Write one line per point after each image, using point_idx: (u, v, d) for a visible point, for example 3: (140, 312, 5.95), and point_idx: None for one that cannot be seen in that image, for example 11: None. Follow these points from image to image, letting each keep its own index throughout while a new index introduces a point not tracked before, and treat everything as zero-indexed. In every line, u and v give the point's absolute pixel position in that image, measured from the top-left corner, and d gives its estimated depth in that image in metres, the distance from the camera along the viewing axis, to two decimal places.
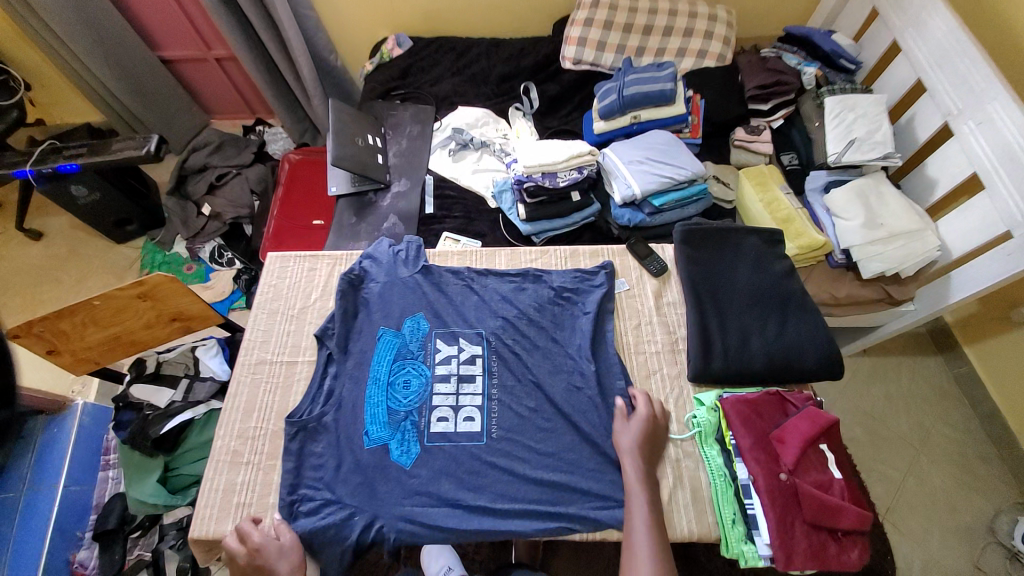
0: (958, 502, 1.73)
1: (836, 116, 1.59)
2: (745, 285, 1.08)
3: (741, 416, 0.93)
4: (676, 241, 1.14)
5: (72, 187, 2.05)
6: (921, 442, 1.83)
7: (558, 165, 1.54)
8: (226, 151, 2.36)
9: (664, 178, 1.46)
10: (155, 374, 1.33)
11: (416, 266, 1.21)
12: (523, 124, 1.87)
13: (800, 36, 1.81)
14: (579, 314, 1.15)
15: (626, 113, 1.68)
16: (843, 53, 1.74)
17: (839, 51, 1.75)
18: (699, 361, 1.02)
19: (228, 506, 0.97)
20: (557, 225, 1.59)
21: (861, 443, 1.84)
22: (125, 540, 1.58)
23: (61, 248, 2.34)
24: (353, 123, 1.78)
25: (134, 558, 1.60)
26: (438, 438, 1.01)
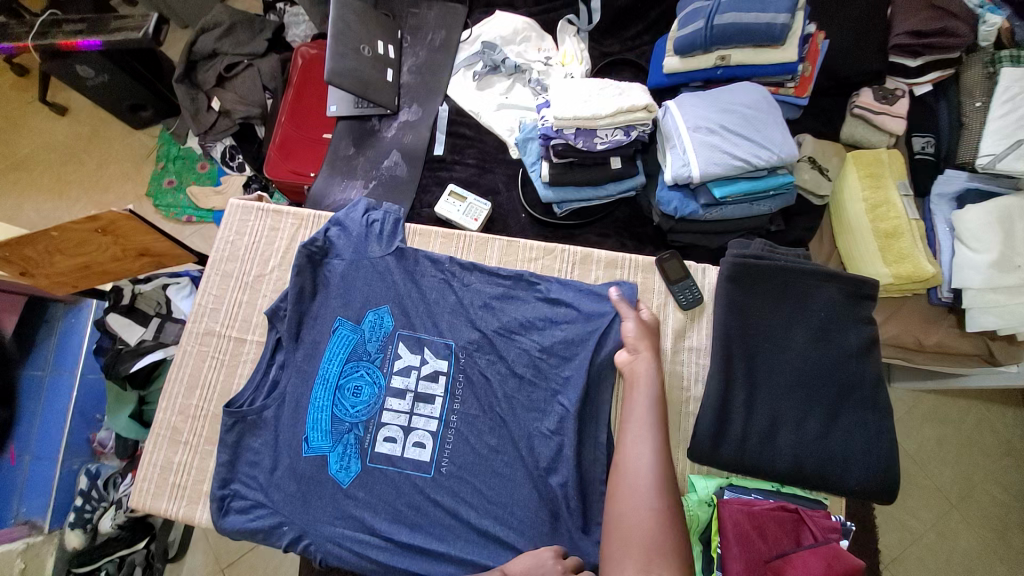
0: (980, 572, 1.50)
1: (1009, 99, 1.15)
2: (798, 354, 0.81)
3: (738, 530, 0.73)
4: (720, 275, 0.85)
5: (77, 67, 1.88)
6: (964, 501, 1.56)
7: (600, 120, 1.16)
8: (236, 35, 2.05)
9: (735, 161, 1.08)
10: (129, 307, 1.26)
11: (390, 246, 1.00)
12: (573, 45, 1.43)
13: None
14: (584, 332, 0.91)
15: (712, 51, 1.22)
16: None
17: None
18: (707, 444, 0.79)
19: (163, 484, 0.92)
20: (586, 195, 1.27)
21: None
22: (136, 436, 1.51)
23: (85, 127, 2.26)
24: (360, 25, 1.44)
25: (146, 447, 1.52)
26: (381, 460, 0.89)
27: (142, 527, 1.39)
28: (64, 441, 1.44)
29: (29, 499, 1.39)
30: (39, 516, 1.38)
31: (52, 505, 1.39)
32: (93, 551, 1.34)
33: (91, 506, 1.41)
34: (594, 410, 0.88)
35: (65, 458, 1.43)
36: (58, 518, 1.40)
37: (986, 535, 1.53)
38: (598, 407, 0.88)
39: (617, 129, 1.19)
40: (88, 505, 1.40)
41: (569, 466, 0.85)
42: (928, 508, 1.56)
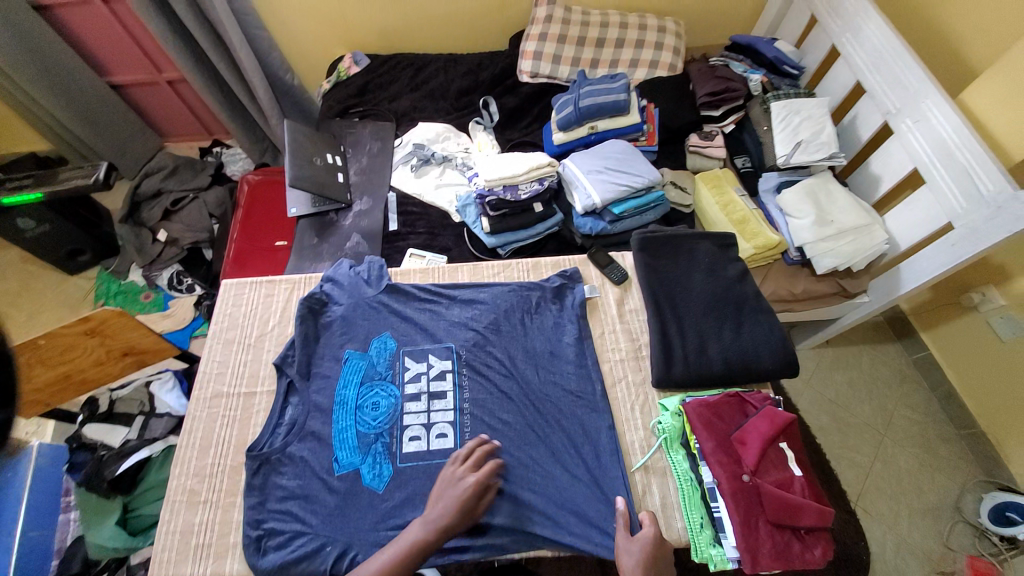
0: (924, 483, 1.77)
1: (783, 120, 1.70)
2: (701, 290, 1.12)
3: (703, 420, 0.97)
4: (635, 248, 1.17)
5: (18, 220, 1.94)
6: (887, 426, 1.88)
7: (519, 177, 1.55)
8: (181, 175, 2.28)
9: (623, 187, 1.49)
10: (109, 413, 1.28)
11: (380, 286, 1.20)
12: (485, 137, 1.89)
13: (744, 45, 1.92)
14: (560, 312, 1.17)
15: (584, 123, 1.72)
16: (785, 60, 1.85)
17: (781, 58, 1.85)
18: (661, 367, 1.05)
19: (186, 548, 0.92)
20: (521, 236, 1.59)
21: (828, 431, 1.87)
22: None
23: (9, 283, 2.22)
24: (310, 143, 1.77)
25: None
26: (412, 457, 1.00)
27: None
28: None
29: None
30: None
31: None
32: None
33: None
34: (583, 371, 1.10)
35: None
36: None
37: (918, 452, 1.82)
38: (587, 366, 1.09)
39: (533, 181, 1.58)
40: None
41: (573, 409, 1.05)
42: (863, 441, 1.85)
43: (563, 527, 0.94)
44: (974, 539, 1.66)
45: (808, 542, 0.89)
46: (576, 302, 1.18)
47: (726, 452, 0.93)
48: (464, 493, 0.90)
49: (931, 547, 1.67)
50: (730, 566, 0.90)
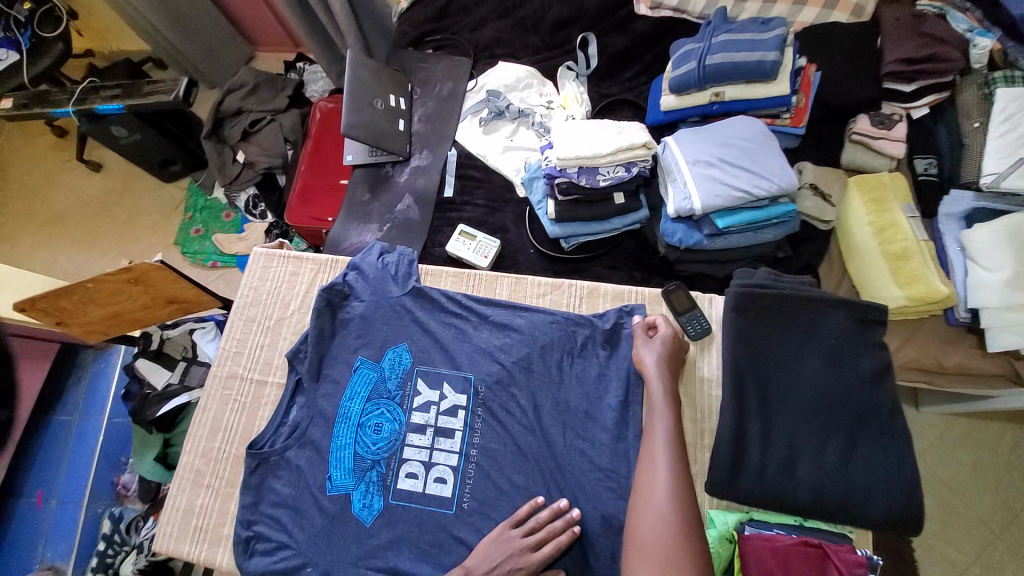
0: None
1: (1007, 118, 1.18)
2: (809, 383, 0.81)
3: (760, 566, 0.72)
4: (727, 304, 0.86)
5: (112, 128, 2.03)
6: (1008, 526, 1.44)
7: (601, 157, 1.22)
8: (260, 94, 2.22)
9: (736, 193, 1.12)
10: (156, 353, 1.33)
11: (406, 285, 1.04)
12: (574, 89, 1.50)
13: None
14: (609, 361, 0.93)
15: (706, 88, 1.30)
16: None
17: None
18: (723, 475, 0.79)
19: (187, 528, 0.94)
20: (595, 229, 1.31)
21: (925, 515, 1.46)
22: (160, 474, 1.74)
23: (117, 181, 2.45)
24: (375, 81, 1.55)
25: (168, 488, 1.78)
26: (404, 497, 0.90)
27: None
28: (89, 487, 1.69)
29: (53, 543, 1.61)
30: (61, 560, 1.58)
31: (77, 548, 1.60)
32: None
33: (112, 550, 1.60)
34: (624, 445, 0.88)
35: (89, 503, 1.67)
36: (78, 563, 1.60)
37: None
38: (627, 442, 0.87)
39: (618, 166, 1.24)
40: (111, 550, 1.60)
41: (600, 493, 0.85)
42: (967, 536, 1.43)
43: None
44: None
45: None
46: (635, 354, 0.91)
47: None
48: (518, 566, 0.79)
49: None
50: None
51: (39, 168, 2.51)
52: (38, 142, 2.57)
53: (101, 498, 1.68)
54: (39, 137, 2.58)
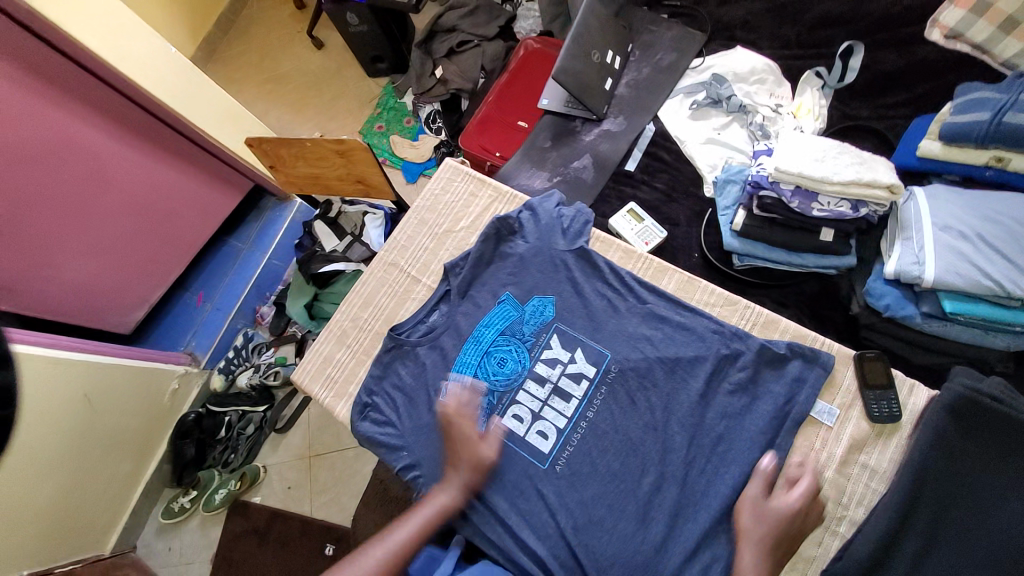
0: None
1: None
2: (1002, 526, 0.70)
3: None
4: (940, 402, 0.75)
5: (348, 14, 2.25)
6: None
7: (825, 186, 1.07)
8: (477, 17, 2.29)
9: (989, 281, 0.92)
10: (333, 220, 1.50)
11: (573, 244, 1.03)
12: (812, 97, 1.34)
13: None
14: (761, 401, 0.85)
15: (988, 148, 1.03)
16: None
17: None
18: (852, 572, 0.71)
19: (320, 373, 1.08)
20: (778, 257, 1.17)
21: None
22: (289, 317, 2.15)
23: (332, 62, 2.72)
24: (598, 31, 1.50)
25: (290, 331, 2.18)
26: (504, 433, 0.94)
27: (264, 397, 1.98)
28: (238, 305, 2.07)
29: (199, 336, 2.01)
30: (200, 352, 1.99)
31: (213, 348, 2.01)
32: (225, 397, 1.96)
33: (236, 360, 2.04)
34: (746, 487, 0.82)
35: (234, 317, 2.06)
36: (210, 360, 2.02)
37: None
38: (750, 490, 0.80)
39: (843, 201, 1.09)
40: (236, 360, 2.03)
41: (697, 518, 0.82)
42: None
43: None
44: None
45: None
46: (795, 394, 0.84)
47: None
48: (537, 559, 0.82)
49: None
50: None
51: (275, 33, 2.85)
52: (280, 10, 2.90)
53: (242, 317, 2.08)
54: (281, 7, 2.91)
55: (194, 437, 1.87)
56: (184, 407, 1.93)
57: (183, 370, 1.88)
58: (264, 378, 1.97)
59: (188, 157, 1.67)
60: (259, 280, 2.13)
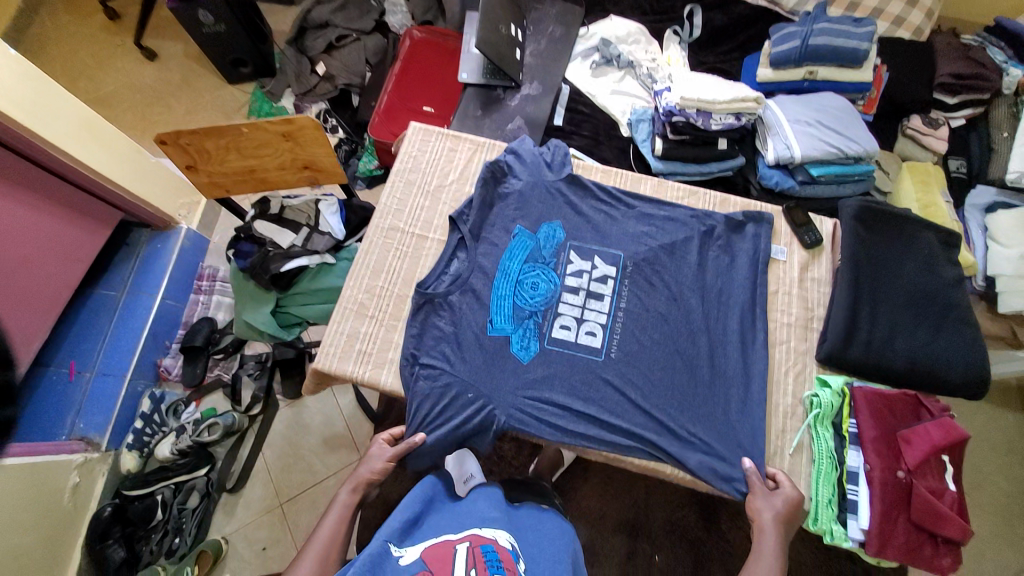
0: (988, 552, 1.49)
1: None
2: (909, 279, 1.01)
3: (871, 407, 0.91)
4: (849, 216, 1.05)
5: (200, 12, 2.02)
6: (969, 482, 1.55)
7: (718, 104, 1.40)
8: (349, 12, 2.25)
9: (831, 148, 1.33)
10: (278, 217, 1.39)
11: (561, 173, 1.17)
12: (677, 51, 1.70)
13: (1017, 31, 1.57)
14: (739, 255, 1.10)
15: (803, 65, 1.50)
16: None
17: None
18: (837, 344, 0.98)
19: (350, 349, 1.03)
20: (690, 170, 1.48)
21: None
22: (207, 359, 1.85)
23: (174, 74, 2.35)
24: (499, 8, 1.66)
25: (213, 376, 1.86)
26: (558, 343, 1.03)
27: (203, 456, 1.70)
28: (135, 361, 1.74)
29: (87, 415, 1.64)
30: (97, 433, 1.63)
31: (111, 424, 1.66)
32: (149, 476, 1.65)
33: (151, 428, 1.73)
34: (750, 319, 1.05)
35: (133, 377, 1.73)
36: (114, 439, 1.67)
37: None
38: (754, 319, 1.04)
39: (729, 114, 1.42)
40: (148, 429, 1.72)
41: (728, 353, 1.02)
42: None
43: (686, 454, 0.96)
44: None
45: (941, 550, 0.85)
46: (759, 245, 1.11)
47: (883, 444, 0.89)
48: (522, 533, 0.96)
49: None
50: (846, 545, 0.88)
51: (85, 47, 2.36)
52: (87, 21, 2.40)
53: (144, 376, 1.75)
54: (90, 18, 2.41)
55: (119, 534, 1.56)
56: (90, 505, 1.59)
57: (81, 459, 1.56)
58: (199, 437, 1.65)
59: (51, 193, 1.47)
60: (154, 328, 1.80)
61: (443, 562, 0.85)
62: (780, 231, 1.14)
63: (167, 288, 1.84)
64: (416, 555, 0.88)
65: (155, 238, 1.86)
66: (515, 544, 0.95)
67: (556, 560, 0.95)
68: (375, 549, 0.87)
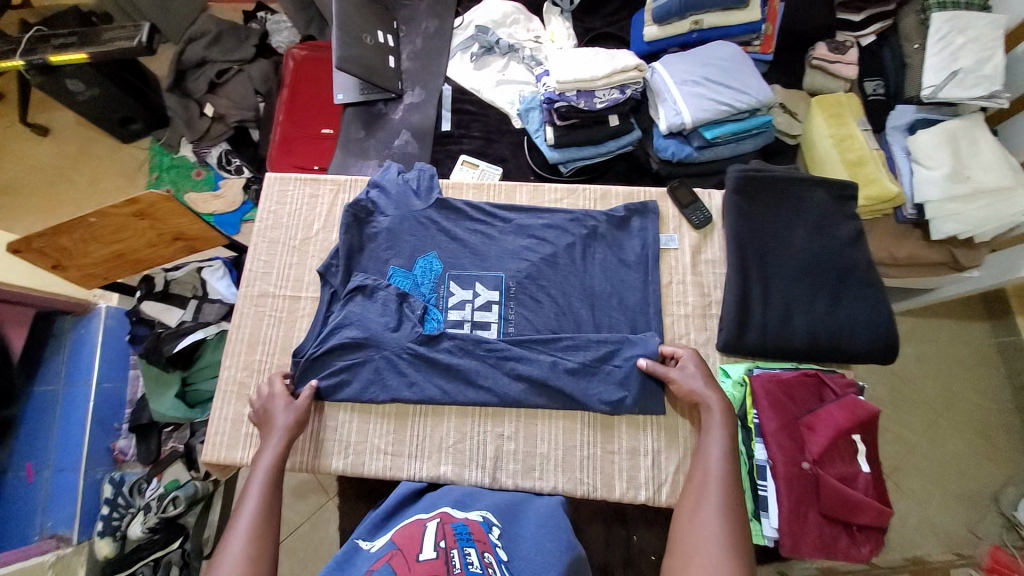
0: (964, 466, 1.46)
1: (942, 39, 1.30)
2: (801, 249, 0.98)
3: (770, 398, 0.88)
4: (729, 190, 1.00)
5: (67, 82, 1.86)
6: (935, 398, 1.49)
7: (597, 81, 1.29)
8: (224, 44, 2.08)
9: (721, 106, 1.25)
10: (164, 293, 1.37)
11: (429, 199, 1.10)
12: (560, 24, 1.57)
13: None
14: (627, 253, 1.04)
15: (686, 16, 1.38)
16: None
17: None
18: (734, 333, 0.95)
19: (237, 435, 0.99)
20: (587, 153, 1.38)
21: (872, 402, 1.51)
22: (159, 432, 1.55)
23: (70, 146, 2.19)
24: (359, 16, 1.53)
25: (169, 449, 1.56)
26: (445, 385, 0.98)
27: (175, 529, 1.44)
28: (86, 451, 1.47)
29: (54, 511, 1.40)
30: (66, 527, 1.40)
31: (79, 515, 1.42)
32: (126, 556, 1.39)
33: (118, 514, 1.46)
34: (645, 320, 1.00)
35: (88, 468, 1.47)
36: (84, 529, 1.43)
37: None
38: (649, 318, 0.99)
39: (613, 89, 1.32)
40: (116, 513, 1.45)
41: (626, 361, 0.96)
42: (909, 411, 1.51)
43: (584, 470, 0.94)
44: (1001, 530, 1.41)
45: (857, 538, 0.83)
46: (645, 238, 1.05)
47: (787, 435, 0.86)
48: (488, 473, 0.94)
49: (954, 535, 1.42)
50: (764, 541, 0.87)
51: None
52: None
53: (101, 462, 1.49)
54: None
55: None
56: None
57: (54, 556, 1.32)
58: (163, 512, 1.40)
59: None
60: (98, 411, 1.52)
61: (412, 541, 0.68)
62: (664, 217, 1.08)
63: (102, 372, 1.55)
64: (385, 539, 0.72)
65: (76, 323, 1.56)
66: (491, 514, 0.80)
67: (557, 533, 0.76)
68: (343, 551, 0.73)
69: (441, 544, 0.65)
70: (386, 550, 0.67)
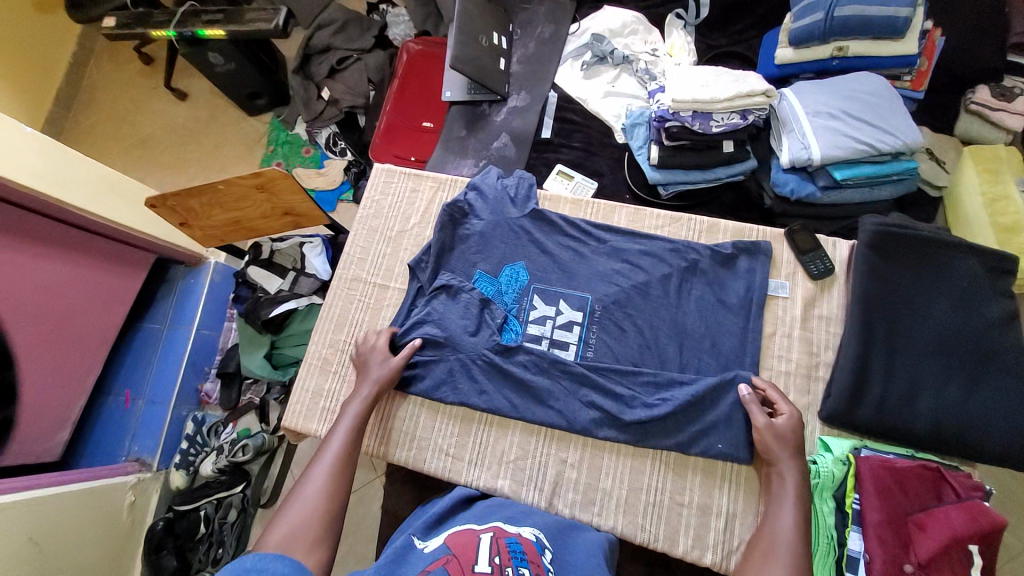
0: None
1: None
2: (939, 321, 0.85)
3: (878, 484, 0.77)
4: (863, 245, 0.89)
5: (209, 54, 2.07)
6: None
7: (717, 104, 1.20)
8: (348, 32, 2.21)
9: (859, 144, 1.11)
10: (268, 261, 1.48)
11: (525, 208, 1.09)
12: (680, 38, 1.50)
13: None
14: (728, 296, 0.96)
15: (830, 41, 1.25)
16: None
17: None
18: (843, 402, 0.84)
19: (315, 408, 1.04)
20: (693, 178, 1.29)
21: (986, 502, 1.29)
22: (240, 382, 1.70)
23: (203, 111, 2.46)
24: (478, 17, 1.55)
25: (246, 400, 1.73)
26: (515, 398, 0.97)
27: (240, 474, 1.58)
28: (177, 390, 1.63)
29: (141, 438, 1.59)
30: (149, 454, 1.57)
31: (161, 443, 1.58)
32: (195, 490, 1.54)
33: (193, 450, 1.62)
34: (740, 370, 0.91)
35: (176, 404, 1.63)
36: (164, 458, 1.59)
37: None
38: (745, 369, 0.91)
39: (733, 113, 1.23)
40: (193, 449, 1.61)
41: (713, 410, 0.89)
42: None
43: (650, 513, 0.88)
44: None
45: None
46: (751, 281, 0.96)
47: (893, 532, 0.75)
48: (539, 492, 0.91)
49: None
50: None
51: (127, 93, 2.51)
52: (126, 69, 2.54)
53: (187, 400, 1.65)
54: (127, 65, 2.55)
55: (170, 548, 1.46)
56: (146, 523, 1.53)
57: (134, 478, 1.49)
58: (233, 457, 1.54)
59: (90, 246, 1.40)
60: (193, 356, 1.68)
61: (467, 550, 0.67)
62: (776, 260, 0.99)
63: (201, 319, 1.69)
64: (440, 542, 0.72)
65: (188, 273, 1.73)
66: (542, 534, 0.77)
67: (602, 571, 0.73)
68: (397, 545, 0.73)
69: (496, 560, 0.64)
70: (442, 553, 0.67)
